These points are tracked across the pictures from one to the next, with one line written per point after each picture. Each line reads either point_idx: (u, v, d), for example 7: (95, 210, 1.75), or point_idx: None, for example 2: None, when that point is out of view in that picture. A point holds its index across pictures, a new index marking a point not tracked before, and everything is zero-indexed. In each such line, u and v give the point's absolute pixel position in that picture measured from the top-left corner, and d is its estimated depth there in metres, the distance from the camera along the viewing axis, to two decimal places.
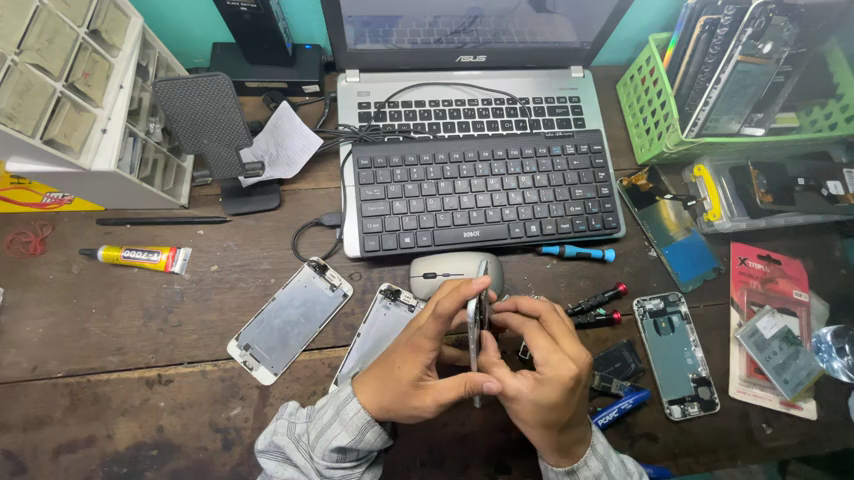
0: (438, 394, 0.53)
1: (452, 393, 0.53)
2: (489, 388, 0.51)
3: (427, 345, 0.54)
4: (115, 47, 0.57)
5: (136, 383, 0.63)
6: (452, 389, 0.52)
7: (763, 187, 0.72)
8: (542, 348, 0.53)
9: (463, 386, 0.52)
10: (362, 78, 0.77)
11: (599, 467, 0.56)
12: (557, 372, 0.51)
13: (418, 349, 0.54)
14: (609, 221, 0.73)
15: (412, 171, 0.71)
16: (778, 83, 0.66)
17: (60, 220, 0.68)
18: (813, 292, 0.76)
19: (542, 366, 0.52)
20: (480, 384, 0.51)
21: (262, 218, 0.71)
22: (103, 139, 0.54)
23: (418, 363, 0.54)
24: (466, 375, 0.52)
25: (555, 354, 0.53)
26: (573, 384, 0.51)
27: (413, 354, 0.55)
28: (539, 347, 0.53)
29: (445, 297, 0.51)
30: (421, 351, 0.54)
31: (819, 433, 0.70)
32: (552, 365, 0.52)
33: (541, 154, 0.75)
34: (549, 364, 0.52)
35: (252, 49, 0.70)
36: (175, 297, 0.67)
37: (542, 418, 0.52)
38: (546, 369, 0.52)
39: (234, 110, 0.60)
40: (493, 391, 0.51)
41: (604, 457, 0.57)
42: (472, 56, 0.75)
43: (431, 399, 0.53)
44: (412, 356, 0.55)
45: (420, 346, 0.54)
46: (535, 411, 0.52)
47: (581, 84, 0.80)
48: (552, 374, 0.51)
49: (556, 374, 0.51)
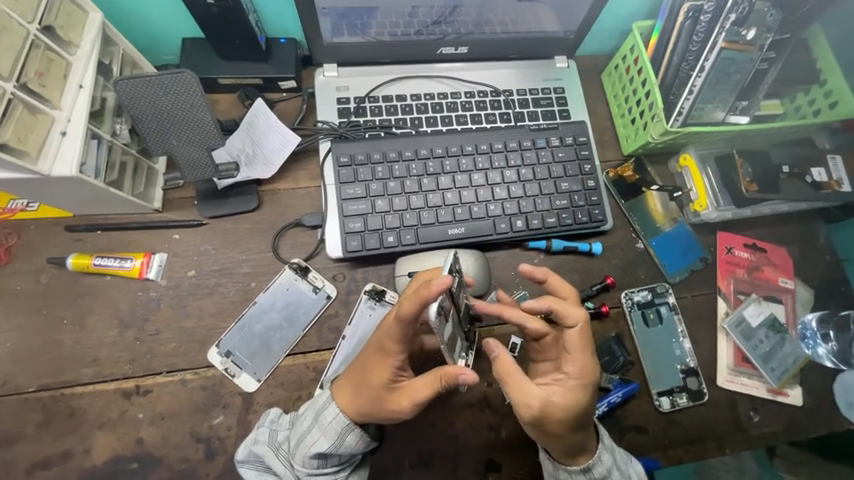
0: (412, 393, 0.53)
1: (427, 391, 0.53)
2: (464, 379, 0.51)
3: (395, 347, 0.53)
4: (73, 44, 0.54)
5: (113, 395, 0.61)
6: (426, 386, 0.52)
7: (748, 175, 0.71)
8: (574, 347, 0.55)
9: (437, 381, 0.52)
10: (341, 72, 0.74)
11: (610, 460, 0.57)
12: (588, 371, 0.54)
13: (386, 352, 0.54)
14: (595, 213, 0.72)
15: (394, 168, 0.69)
16: (762, 70, 0.65)
17: (25, 228, 0.65)
18: (798, 279, 0.77)
19: (573, 367, 0.54)
20: (454, 376, 0.51)
21: (240, 219, 0.69)
22: (63, 142, 0.51)
23: (388, 366, 0.54)
24: (438, 370, 0.52)
25: (587, 353, 0.55)
26: (597, 379, 0.55)
27: (382, 358, 0.54)
28: (569, 346, 0.55)
29: (405, 299, 0.50)
30: (389, 354, 0.54)
31: (805, 418, 0.70)
32: (583, 366, 0.55)
33: (525, 147, 0.73)
34: (580, 364, 0.55)
35: (223, 44, 0.67)
36: (152, 304, 0.65)
37: (572, 424, 0.53)
38: (572, 369, 0.55)
39: (204, 109, 0.57)
40: (468, 382, 0.51)
41: (612, 449, 0.58)
42: (454, 48, 0.73)
43: (407, 401, 0.53)
44: (381, 359, 0.54)
45: (387, 350, 0.54)
46: (569, 417, 0.52)
47: (566, 74, 0.79)
48: (579, 372, 0.54)
49: (587, 372, 0.54)
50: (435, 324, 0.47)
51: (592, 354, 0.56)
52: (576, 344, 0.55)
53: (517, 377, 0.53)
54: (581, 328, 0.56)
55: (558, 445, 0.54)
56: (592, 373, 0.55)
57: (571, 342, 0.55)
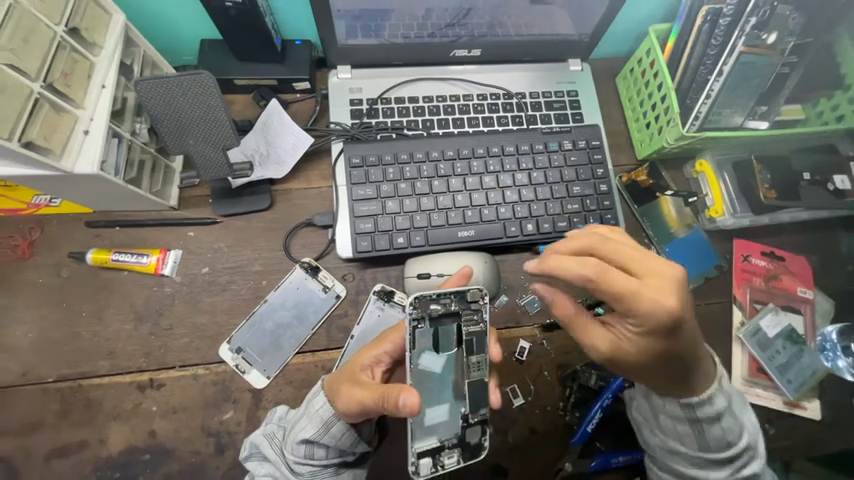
0: (363, 386, 0.51)
1: (371, 394, 0.50)
2: (401, 400, 0.45)
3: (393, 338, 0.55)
4: (97, 45, 0.55)
5: (127, 387, 0.63)
6: (374, 389, 0.50)
7: (767, 182, 0.71)
8: (618, 293, 0.48)
9: (384, 391, 0.49)
10: (355, 74, 0.75)
11: (723, 404, 0.54)
12: (657, 313, 0.47)
13: (382, 337, 0.56)
14: (608, 218, 0.71)
15: (405, 170, 0.70)
16: (783, 75, 0.63)
17: (48, 223, 0.67)
18: (818, 289, 0.74)
19: (631, 316, 0.49)
20: (397, 392, 0.46)
21: (253, 218, 0.70)
22: (85, 141, 0.52)
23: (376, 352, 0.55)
24: (395, 383, 0.48)
25: (635, 296, 0.47)
26: (677, 313, 0.47)
27: (377, 341, 0.56)
28: (608, 296, 0.48)
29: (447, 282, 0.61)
30: (381, 341, 0.55)
31: (822, 432, 0.68)
32: (641, 313, 0.48)
33: (537, 150, 0.73)
34: (640, 313, 0.48)
35: (240, 45, 0.69)
36: (166, 300, 0.66)
37: (648, 361, 0.52)
38: (635, 317, 0.49)
39: (220, 109, 0.58)
40: (404, 405, 0.45)
41: (727, 394, 0.56)
42: (467, 50, 0.73)
43: (356, 388, 0.52)
44: (376, 342, 0.56)
45: (382, 337, 0.56)
46: (642, 354, 0.51)
47: (580, 77, 0.78)
48: (645, 318, 0.48)
49: (654, 314, 0.47)
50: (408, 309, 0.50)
51: (642, 290, 0.47)
52: (616, 290, 0.47)
53: (583, 326, 0.54)
54: (607, 273, 0.47)
55: (654, 380, 0.54)
56: (663, 304, 0.47)
57: (610, 292, 0.48)
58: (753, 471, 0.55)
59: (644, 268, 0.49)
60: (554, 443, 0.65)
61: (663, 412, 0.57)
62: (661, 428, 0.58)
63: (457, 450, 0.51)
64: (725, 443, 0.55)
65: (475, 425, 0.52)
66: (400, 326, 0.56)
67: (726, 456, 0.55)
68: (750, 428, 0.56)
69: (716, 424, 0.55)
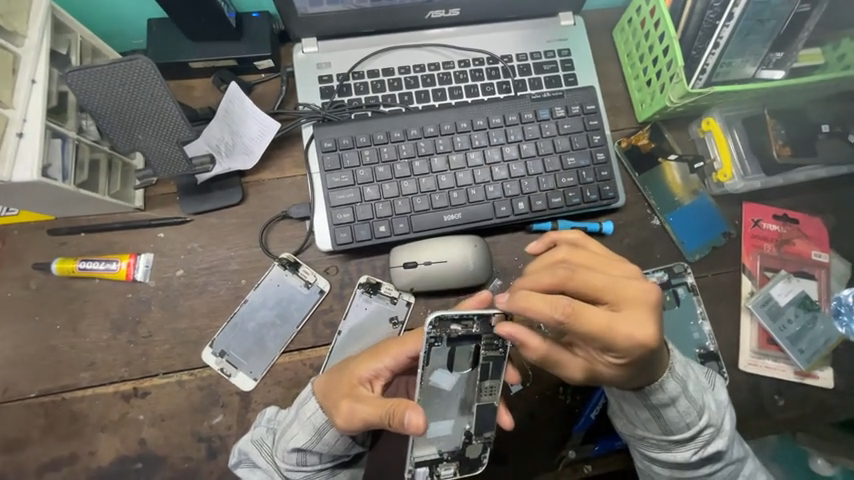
0: (365, 404, 0.49)
1: (374, 412, 0.48)
2: (408, 421, 0.44)
3: (392, 351, 0.51)
4: (18, 33, 0.49)
5: (112, 398, 0.61)
6: (377, 407, 0.47)
7: (781, 138, 0.66)
8: (590, 328, 0.45)
9: (388, 409, 0.47)
10: (321, 46, 0.67)
11: (677, 389, 0.53)
12: (631, 345, 0.45)
13: (380, 348, 0.52)
14: (606, 190, 0.66)
15: (382, 152, 0.64)
16: (803, 14, 0.55)
17: (9, 234, 0.63)
18: (834, 252, 0.69)
19: (607, 348, 0.46)
20: (404, 413, 0.44)
21: (225, 214, 0.66)
22: (21, 145, 0.48)
23: (374, 365, 0.51)
24: (399, 401, 0.46)
25: (608, 330, 0.45)
26: (651, 338, 0.46)
27: (373, 354, 0.52)
28: (584, 333, 0.45)
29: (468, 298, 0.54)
30: (379, 353, 0.52)
31: (834, 401, 0.66)
32: (618, 344, 0.45)
33: (526, 120, 0.66)
34: (617, 344, 0.45)
35: (189, 23, 0.62)
36: (142, 306, 0.63)
37: (621, 380, 0.50)
38: (612, 347, 0.46)
39: (166, 99, 0.53)
40: (412, 425, 0.44)
41: (682, 378, 0.53)
42: (444, 11, 0.66)
43: (357, 405, 0.49)
44: (373, 354, 0.52)
45: (380, 349, 0.52)
46: (616, 375, 0.49)
47: (572, 33, 0.70)
48: (622, 348, 0.46)
49: (630, 345, 0.45)
50: (426, 332, 0.45)
51: (615, 322, 0.45)
52: (588, 328, 0.45)
53: (553, 357, 0.50)
54: (581, 309, 0.45)
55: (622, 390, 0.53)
56: (638, 331, 0.46)
57: (582, 329, 0.45)
58: (716, 447, 0.55)
59: (617, 297, 0.47)
60: (554, 429, 0.63)
61: (633, 406, 0.55)
62: (624, 414, 0.56)
63: (455, 462, 0.51)
64: (684, 424, 0.54)
65: (477, 442, 0.51)
66: (401, 339, 0.51)
67: (687, 436, 0.54)
68: (723, 411, 0.55)
69: (671, 408, 0.53)
